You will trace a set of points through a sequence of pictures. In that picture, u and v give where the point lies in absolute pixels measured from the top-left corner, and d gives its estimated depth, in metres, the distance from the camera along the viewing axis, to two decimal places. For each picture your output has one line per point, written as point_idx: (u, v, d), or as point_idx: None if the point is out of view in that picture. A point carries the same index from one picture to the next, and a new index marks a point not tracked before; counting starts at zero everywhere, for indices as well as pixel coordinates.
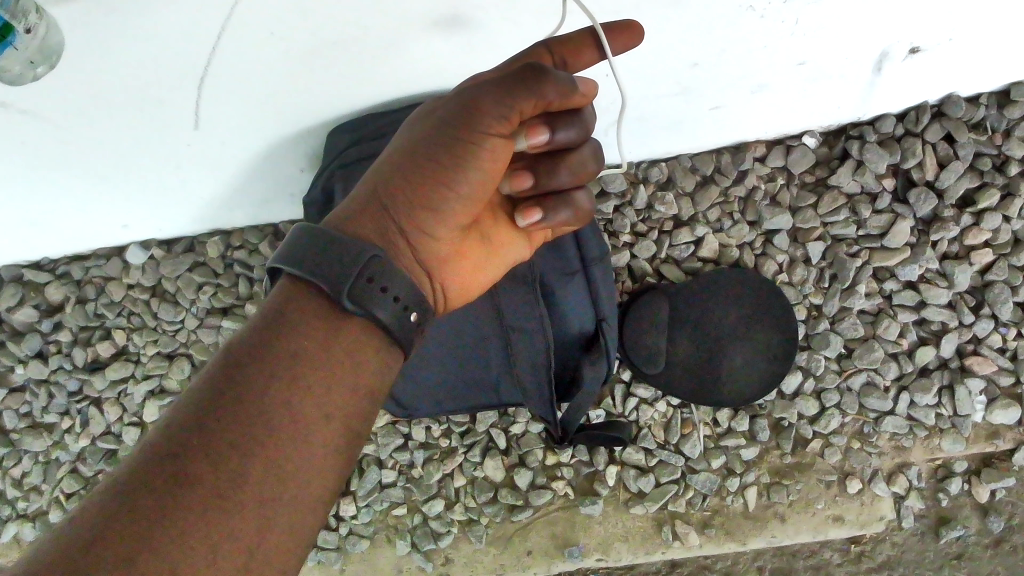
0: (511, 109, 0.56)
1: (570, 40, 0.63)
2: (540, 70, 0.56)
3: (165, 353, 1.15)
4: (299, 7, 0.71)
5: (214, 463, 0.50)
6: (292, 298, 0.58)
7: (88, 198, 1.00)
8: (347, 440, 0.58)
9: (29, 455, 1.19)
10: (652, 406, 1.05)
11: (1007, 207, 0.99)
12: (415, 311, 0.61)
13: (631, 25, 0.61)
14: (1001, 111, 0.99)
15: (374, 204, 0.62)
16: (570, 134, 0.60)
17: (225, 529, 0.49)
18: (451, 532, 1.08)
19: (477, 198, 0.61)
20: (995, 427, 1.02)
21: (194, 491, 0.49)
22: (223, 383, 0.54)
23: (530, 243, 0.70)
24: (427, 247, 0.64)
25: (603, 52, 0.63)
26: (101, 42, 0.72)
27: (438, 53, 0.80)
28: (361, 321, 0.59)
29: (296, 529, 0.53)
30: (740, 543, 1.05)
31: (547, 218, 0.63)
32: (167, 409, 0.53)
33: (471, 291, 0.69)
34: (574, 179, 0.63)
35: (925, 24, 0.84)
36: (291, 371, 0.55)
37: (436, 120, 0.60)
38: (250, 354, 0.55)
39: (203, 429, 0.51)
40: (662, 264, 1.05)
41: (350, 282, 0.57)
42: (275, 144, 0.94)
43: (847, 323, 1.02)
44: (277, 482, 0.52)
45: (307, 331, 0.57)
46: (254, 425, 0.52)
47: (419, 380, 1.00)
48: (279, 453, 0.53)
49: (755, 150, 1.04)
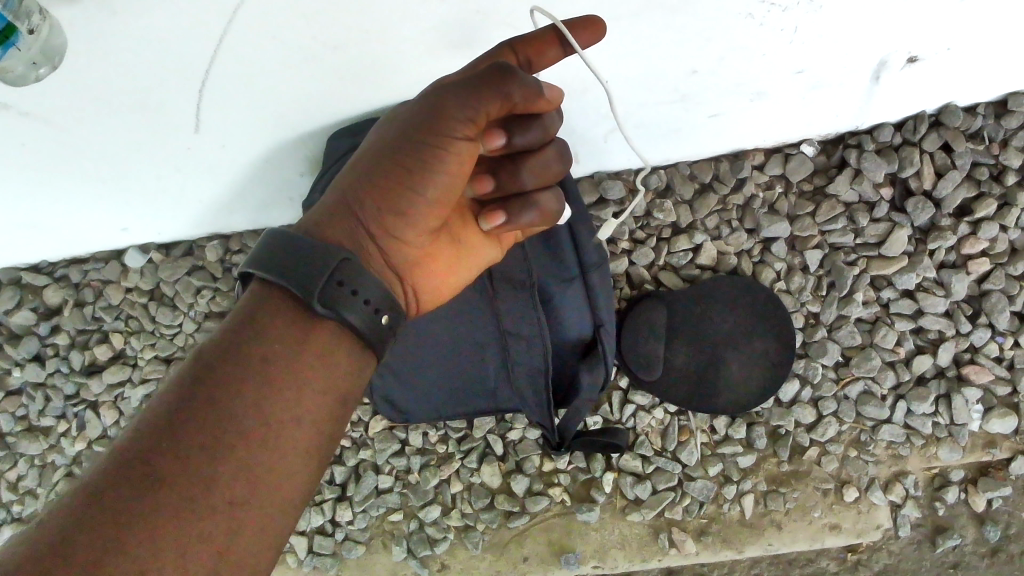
0: (477, 110, 0.57)
1: (532, 39, 0.63)
2: (507, 70, 0.57)
3: (162, 357, 1.15)
4: (300, 13, 0.71)
5: (184, 466, 0.51)
6: (264, 300, 0.58)
7: (88, 201, 1.00)
8: (319, 442, 0.58)
9: (25, 459, 1.19)
10: (650, 413, 1.04)
11: (1004, 217, 0.99)
12: (386, 313, 0.61)
13: (592, 20, 0.61)
14: (998, 121, 0.99)
15: (342, 208, 0.62)
16: (528, 137, 0.61)
17: (196, 532, 0.50)
18: (447, 538, 1.08)
19: (446, 201, 0.62)
20: (992, 436, 1.03)
21: (164, 494, 0.50)
22: (194, 385, 0.54)
23: (499, 245, 0.70)
24: (397, 251, 0.63)
25: (565, 47, 0.64)
26: (104, 47, 0.72)
27: (438, 59, 0.80)
28: (330, 324, 0.59)
29: (267, 531, 0.54)
30: (737, 551, 1.05)
31: (512, 220, 0.62)
32: (138, 411, 0.54)
33: (441, 294, 0.69)
34: (539, 180, 0.63)
35: (923, 33, 0.84)
36: (263, 375, 0.56)
37: (404, 123, 0.61)
38: (223, 356, 0.56)
39: (173, 432, 0.52)
40: (660, 271, 1.05)
41: (320, 286, 0.57)
42: (275, 149, 0.94)
43: (844, 331, 1.02)
44: (247, 484, 0.53)
45: (279, 334, 0.57)
46: (224, 429, 0.53)
47: (417, 385, 1.01)
48: (250, 455, 0.54)
49: (754, 157, 1.04)
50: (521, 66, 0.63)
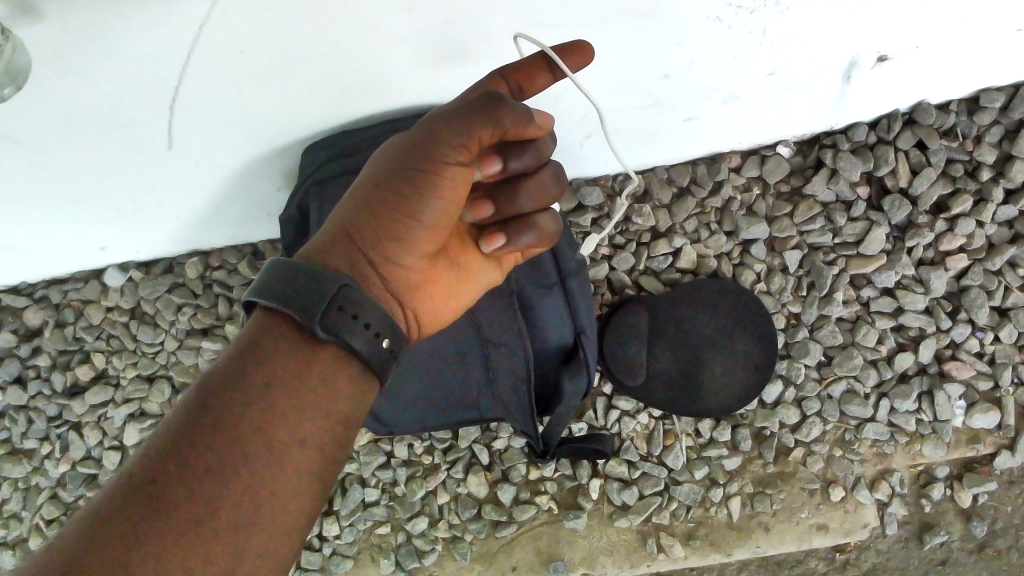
0: (469, 137, 0.58)
1: (522, 66, 0.66)
2: (497, 98, 0.57)
3: (144, 376, 1.14)
4: (268, 29, 0.71)
5: (190, 490, 0.51)
6: (267, 326, 0.58)
7: (65, 220, 1.00)
8: (323, 467, 0.58)
9: (8, 482, 1.18)
10: (634, 418, 1.04)
11: (980, 213, 1.00)
12: (388, 338, 0.61)
13: (581, 45, 0.64)
14: (971, 118, 1.00)
15: (342, 237, 0.62)
16: (524, 161, 0.61)
17: (201, 554, 0.50)
18: (435, 550, 1.08)
19: (442, 225, 0.62)
20: (976, 431, 1.03)
21: (171, 518, 0.50)
22: (200, 411, 0.54)
23: (501, 267, 0.71)
24: (397, 277, 0.64)
25: (555, 73, 0.66)
26: (72, 67, 0.72)
27: (408, 69, 0.81)
28: (333, 348, 0.59)
29: (272, 555, 0.54)
30: (725, 554, 1.05)
31: (512, 242, 0.64)
32: (145, 436, 0.54)
33: (444, 317, 0.69)
34: (537, 203, 0.64)
35: (890, 33, 0.85)
36: (268, 399, 0.56)
37: (398, 151, 0.61)
38: (226, 381, 0.56)
39: (180, 457, 0.52)
40: (641, 276, 1.05)
41: (320, 311, 0.57)
42: (250, 164, 0.94)
43: (826, 331, 1.02)
44: (252, 508, 0.53)
45: (282, 360, 0.57)
46: (230, 453, 0.53)
47: (401, 403, 0.99)
48: (255, 479, 0.54)
49: (731, 160, 1.04)
50: (512, 93, 0.66)
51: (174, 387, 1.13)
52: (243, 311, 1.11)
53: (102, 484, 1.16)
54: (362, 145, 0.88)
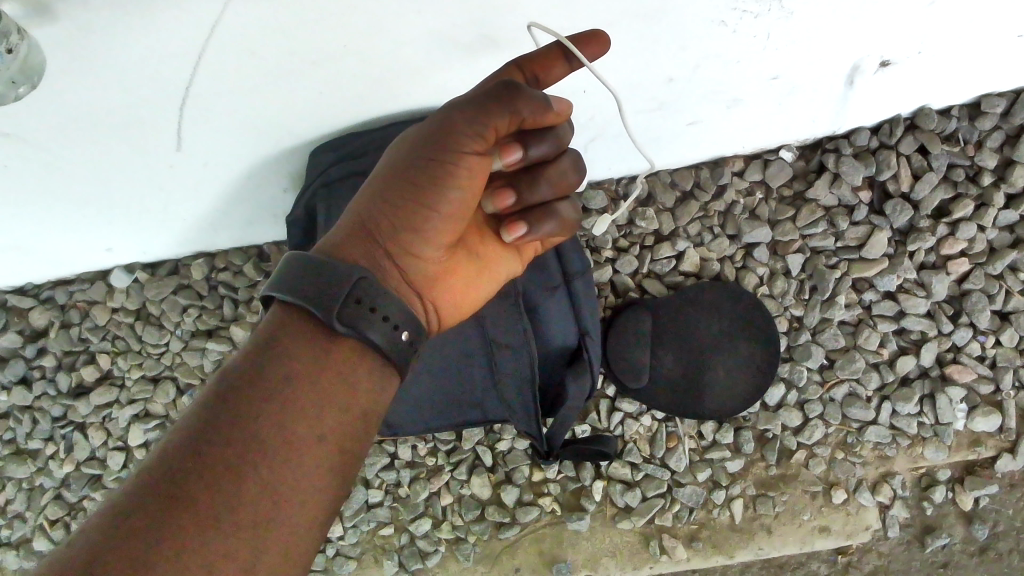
0: (484, 126, 0.58)
1: (538, 56, 0.66)
2: (513, 86, 0.58)
3: (150, 376, 1.15)
4: (277, 32, 0.72)
5: (211, 481, 0.52)
6: (285, 322, 0.59)
7: (73, 221, 1.01)
8: (342, 462, 0.58)
9: (13, 482, 1.19)
10: (638, 420, 1.05)
11: (981, 217, 1.00)
12: (407, 330, 0.62)
13: (597, 34, 0.64)
14: (972, 123, 1.00)
15: (363, 230, 0.63)
16: (544, 148, 0.61)
17: (223, 543, 0.51)
18: (439, 551, 1.08)
19: (460, 216, 0.62)
20: (977, 435, 1.04)
21: (196, 509, 0.50)
22: (221, 405, 0.55)
23: (519, 256, 0.72)
24: (416, 268, 0.65)
25: (571, 62, 0.66)
26: (83, 68, 0.72)
27: (414, 74, 0.81)
28: (352, 342, 0.59)
29: (294, 549, 0.54)
30: (728, 556, 1.05)
31: (533, 230, 0.64)
32: (168, 429, 0.55)
33: (463, 308, 0.70)
34: (557, 190, 0.63)
35: (894, 39, 0.85)
36: (287, 395, 0.56)
37: (414, 144, 0.62)
38: (246, 377, 0.56)
39: (201, 450, 0.53)
40: (645, 279, 1.06)
41: (338, 304, 0.58)
42: (257, 166, 0.94)
43: (828, 334, 1.03)
44: (273, 498, 0.54)
45: (300, 355, 0.58)
46: (250, 446, 0.54)
47: (409, 405, 0.98)
48: (274, 470, 0.54)
49: (733, 165, 1.05)
50: (529, 84, 0.66)
51: (179, 388, 1.14)
52: (248, 311, 1.11)
53: (106, 484, 1.16)
54: (369, 148, 0.89)
